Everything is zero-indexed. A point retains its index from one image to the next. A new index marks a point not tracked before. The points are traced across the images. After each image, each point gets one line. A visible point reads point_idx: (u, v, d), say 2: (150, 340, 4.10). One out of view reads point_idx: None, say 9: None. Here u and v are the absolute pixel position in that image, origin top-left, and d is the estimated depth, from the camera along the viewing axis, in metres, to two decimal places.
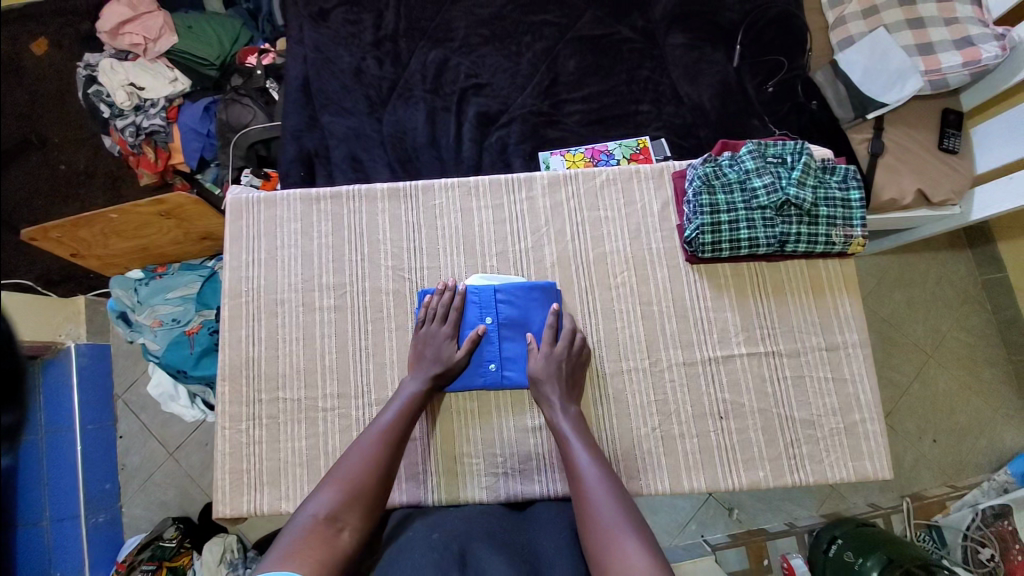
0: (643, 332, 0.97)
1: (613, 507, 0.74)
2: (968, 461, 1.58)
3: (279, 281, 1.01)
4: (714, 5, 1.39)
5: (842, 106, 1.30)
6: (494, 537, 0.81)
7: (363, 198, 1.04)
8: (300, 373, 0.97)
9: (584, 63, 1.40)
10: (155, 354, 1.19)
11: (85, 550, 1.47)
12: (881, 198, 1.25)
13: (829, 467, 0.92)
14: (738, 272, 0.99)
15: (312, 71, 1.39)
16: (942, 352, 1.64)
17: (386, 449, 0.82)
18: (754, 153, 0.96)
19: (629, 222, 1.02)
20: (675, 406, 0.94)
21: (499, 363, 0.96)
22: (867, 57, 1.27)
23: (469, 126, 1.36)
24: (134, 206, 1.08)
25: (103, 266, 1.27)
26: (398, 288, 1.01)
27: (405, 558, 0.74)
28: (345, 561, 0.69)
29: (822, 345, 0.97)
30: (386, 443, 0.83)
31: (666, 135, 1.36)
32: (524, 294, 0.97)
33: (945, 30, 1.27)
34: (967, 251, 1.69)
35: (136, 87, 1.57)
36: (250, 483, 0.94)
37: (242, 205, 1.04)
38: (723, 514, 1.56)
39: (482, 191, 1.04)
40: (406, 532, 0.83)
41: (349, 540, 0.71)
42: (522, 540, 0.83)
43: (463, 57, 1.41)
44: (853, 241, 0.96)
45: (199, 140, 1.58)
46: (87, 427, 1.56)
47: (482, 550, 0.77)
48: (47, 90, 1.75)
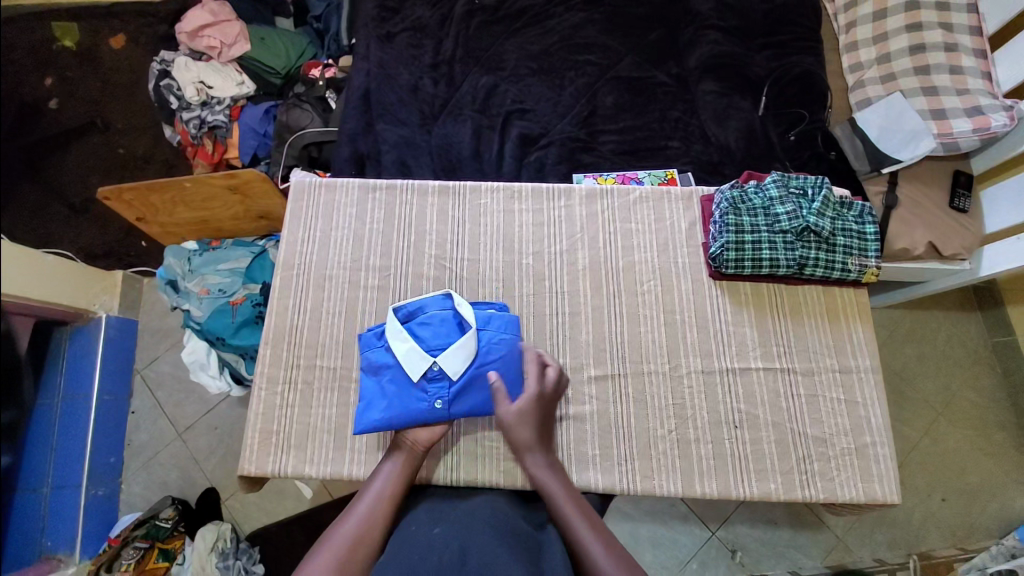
0: (664, 338, 1.11)
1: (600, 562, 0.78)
2: (978, 524, 1.56)
3: (329, 260, 1.16)
4: (743, 60, 1.53)
5: (859, 159, 1.39)
6: (495, 528, 0.83)
7: (415, 193, 1.21)
8: (339, 345, 1.10)
9: (621, 100, 1.52)
10: (197, 321, 1.30)
11: (80, 521, 1.42)
12: (893, 246, 1.31)
13: (839, 485, 1.03)
14: (758, 292, 1.14)
15: (373, 83, 1.52)
16: (951, 410, 1.65)
17: (382, 509, 0.88)
18: (778, 183, 1.13)
19: (657, 235, 1.19)
20: (692, 412, 1.06)
21: (444, 401, 0.99)
22: (883, 116, 1.38)
23: (511, 145, 1.47)
24: (211, 179, 1.26)
25: (163, 232, 1.46)
26: (439, 274, 1.16)
27: (405, 558, 0.76)
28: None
29: (836, 368, 1.10)
30: (380, 503, 0.89)
31: (693, 170, 1.46)
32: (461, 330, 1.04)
33: (957, 99, 1.36)
34: (977, 313, 1.74)
35: (205, 85, 1.70)
36: (277, 445, 1.04)
37: (305, 190, 1.21)
38: (725, 556, 1.49)
39: (525, 196, 1.21)
40: (410, 526, 0.86)
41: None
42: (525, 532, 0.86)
43: (511, 85, 1.54)
44: (868, 270, 1.12)
45: (255, 139, 1.71)
46: (104, 398, 1.53)
47: (483, 540, 0.79)
48: (118, 79, 1.87)
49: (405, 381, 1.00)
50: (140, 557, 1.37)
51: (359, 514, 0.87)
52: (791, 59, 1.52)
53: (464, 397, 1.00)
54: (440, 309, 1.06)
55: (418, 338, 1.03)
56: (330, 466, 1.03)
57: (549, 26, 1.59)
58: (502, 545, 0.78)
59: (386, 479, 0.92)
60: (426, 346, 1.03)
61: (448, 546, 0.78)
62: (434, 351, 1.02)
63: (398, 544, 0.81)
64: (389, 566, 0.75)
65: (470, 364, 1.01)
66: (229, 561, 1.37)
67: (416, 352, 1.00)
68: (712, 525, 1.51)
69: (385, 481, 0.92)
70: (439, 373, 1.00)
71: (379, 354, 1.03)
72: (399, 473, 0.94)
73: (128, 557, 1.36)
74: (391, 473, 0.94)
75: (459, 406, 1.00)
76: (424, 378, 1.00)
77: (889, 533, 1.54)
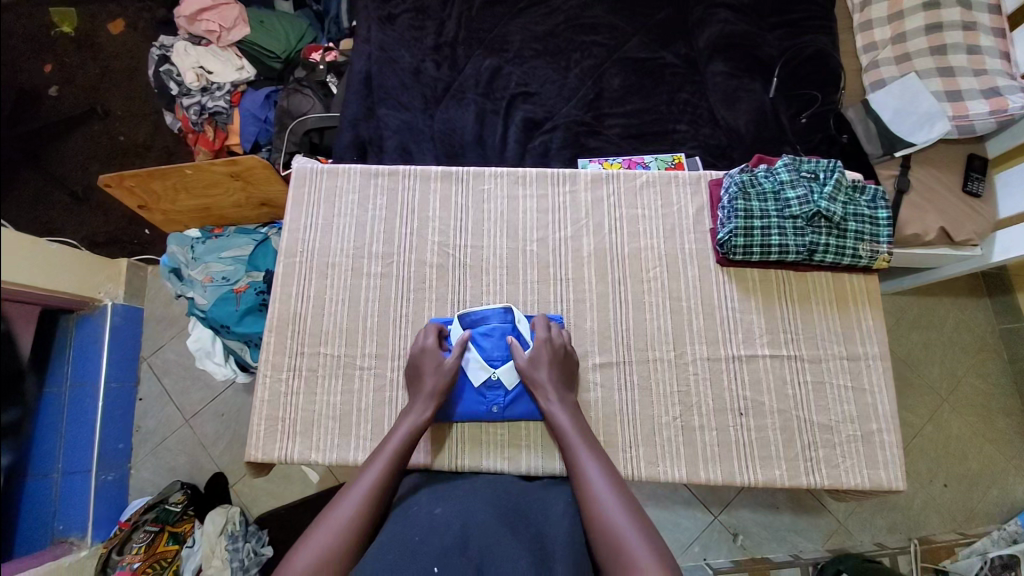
0: (671, 326, 1.10)
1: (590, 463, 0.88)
2: (980, 510, 1.56)
3: (332, 247, 1.15)
4: (754, 40, 1.48)
5: (872, 142, 1.35)
6: (496, 508, 0.84)
7: (418, 179, 1.19)
8: (342, 332, 1.10)
9: (628, 82, 1.48)
10: (201, 309, 1.30)
11: (92, 505, 1.45)
12: (904, 232, 1.29)
13: (844, 471, 1.03)
14: (765, 278, 1.13)
15: (375, 67, 1.49)
16: (957, 397, 1.64)
17: (377, 496, 0.84)
18: (789, 167, 1.10)
19: (664, 221, 1.17)
20: (697, 399, 1.06)
21: (502, 406, 1.04)
22: (898, 97, 1.33)
23: (515, 129, 1.44)
24: (211, 165, 1.25)
25: (165, 220, 1.46)
26: (442, 261, 1.15)
27: (407, 537, 0.77)
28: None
29: (844, 355, 1.09)
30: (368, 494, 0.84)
31: (700, 154, 1.43)
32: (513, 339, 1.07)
33: (974, 80, 1.32)
34: (986, 300, 1.71)
35: (205, 70, 1.67)
36: (283, 431, 1.05)
37: (307, 175, 1.20)
38: (726, 539, 1.50)
39: (530, 181, 1.19)
40: (410, 507, 0.87)
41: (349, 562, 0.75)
42: (524, 509, 0.88)
43: (515, 67, 1.50)
44: (878, 257, 1.10)
45: (256, 125, 1.68)
46: (112, 384, 1.54)
47: (483, 521, 0.80)
48: (117, 65, 1.84)
49: (466, 387, 1.05)
50: (150, 541, 1.39)
51: (355, 497, 0.82)
52: (804, 38, 1.48)
53: (520, 402, 1.04)
54: (499, 321, 1.07)
55: (479, 348, 1.06)
56: (336, 451, 1.04)
57: (554, 5, 1.55)
58: (501, 526, 0.79)
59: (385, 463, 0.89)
60: (488, 356, 1.05)
61: (450, 526, 0.78)
62: (494, 360, 1.05)
63: (396, 524, 0.82)
64: (391, 544, 0.76)
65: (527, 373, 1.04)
66: (239, 543, 1.39)
67: (477, 361, 1.04)
68: (713, 509, 1.52)
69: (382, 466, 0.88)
70: (497, 381, 1.04)
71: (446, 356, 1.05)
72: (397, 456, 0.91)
73: (139, 540, 1.38)
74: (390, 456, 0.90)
75: (515, 409, 1.05)
76: (483, 384, 1.04)
77: (890, 518, 1.55)
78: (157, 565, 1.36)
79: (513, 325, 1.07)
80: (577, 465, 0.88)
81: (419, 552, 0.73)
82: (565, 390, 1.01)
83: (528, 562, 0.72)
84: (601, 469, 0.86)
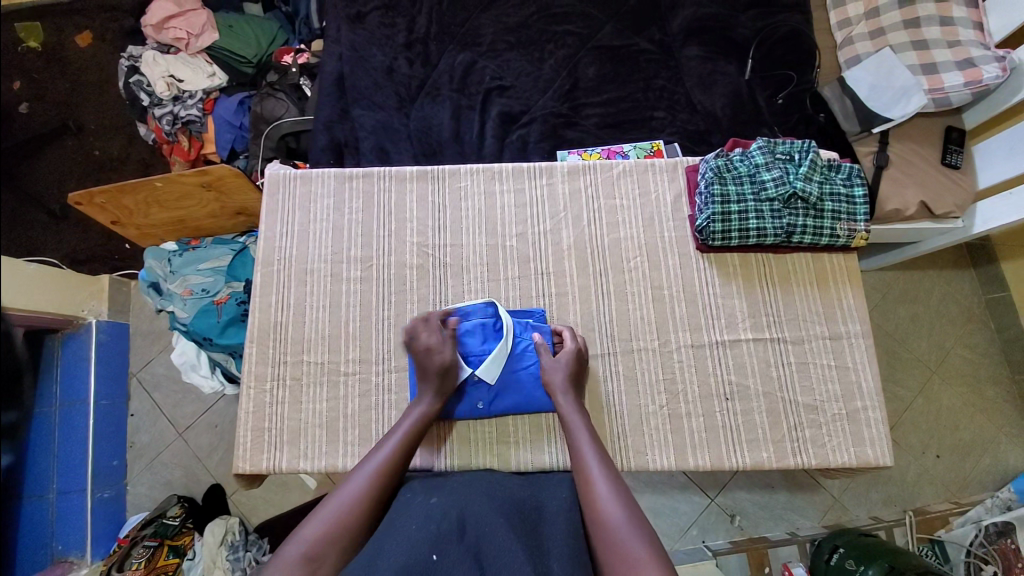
0: (654, 315, 1.10)
1: (588, 448, 0.91)
2: (972, 478, 1.58)
3: (309, 253, 1.14)
4: (728, 22, 1.47)
5: (849, 120, 1.33)
6: (490, 500, 0.84)
7: (393, 180, 1.18)
8: (325, 339, 1.09)
9: (603, 71, 1.47)
10: (183, 322, 1.29)
11: (89, 525, 1.43)
12: (884, 208, 1.29)
13: (831, 450, 1.04)
14: (745, 262, 1.13)
15: (347, 67, 1.46)
16: (945, 369, 1.66)
17: (370, 492, 0.84)
18: (763, 150, 1.10)
19: (643, 210, 1.17)
20: (683, 386, 1.06)
21: (488, 401, 1.04)
22: (874, 73, 1.32)
23: (492, 124, 1.43)
24: (180, 177, 1.23)
25: (140, 234, 1.44)
26: (422, 262, 1.14)
27: (400, 529, 0.77)
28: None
29: (827, 334, 1.10)
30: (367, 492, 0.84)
31: (679, 140, 1.42)
32: (493, 329, 1.07)
33: (948, 51, 1.31)
34: (970, 270, 1.73)
35: (175, 79, 1.63)
36: (270, 441, 1.05)
37: (281, 181, 1.18)
38: (724, 521, 1.52)
39: (506, 176, 1.18)
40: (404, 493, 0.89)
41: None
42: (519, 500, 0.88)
43: (489, 60, 1.48)
44: (856, 235, 1.10)
45: (231, 132, 1.64)
46: (101, 403, 1.52)
47: (478, 512, 0.80)
48: (86, 78, 1.80)
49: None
50: (149, 556, 1.39)
51: (348, 494, 0.83)
52: (777, 17, 1.47)
53: (506, 396, 1.04)
54: (481, 317, 1.08)
55: (459, 345, 1.05)
56: (324, 459, 1.04)
57: None
58: (497, 513, 0.81)
59: (369, 476, 0.86)
60: (466, 352, 1.06)
61: (445, 517, 0.79)
62: (473, 358, 1.05)
63: (393, 513, 0.83)
64: (387, 535, 0.76)
65: (507, 367, 1.04)
66: (240, 553, 1.39)
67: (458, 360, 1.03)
68: (710, 493, 1.54)
69: (366, 478, 0.86)
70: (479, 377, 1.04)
71: None
72: (384, 470, 0.88)
73: (138, 556, 1.38)
74: (374, 468, 0.87)
75: (501, 403, 1.05)
76: (465, 382, 1.04)
77: (884, 491, 1.57)
78: None
79: (496, 319, 1.08)
80: (576, 449, 0.92)
81: (415, 540, 0.74)
82: (579, 392, 1.01)
83: (524, 555, 0.72)
84: (595, 452, 0.90)
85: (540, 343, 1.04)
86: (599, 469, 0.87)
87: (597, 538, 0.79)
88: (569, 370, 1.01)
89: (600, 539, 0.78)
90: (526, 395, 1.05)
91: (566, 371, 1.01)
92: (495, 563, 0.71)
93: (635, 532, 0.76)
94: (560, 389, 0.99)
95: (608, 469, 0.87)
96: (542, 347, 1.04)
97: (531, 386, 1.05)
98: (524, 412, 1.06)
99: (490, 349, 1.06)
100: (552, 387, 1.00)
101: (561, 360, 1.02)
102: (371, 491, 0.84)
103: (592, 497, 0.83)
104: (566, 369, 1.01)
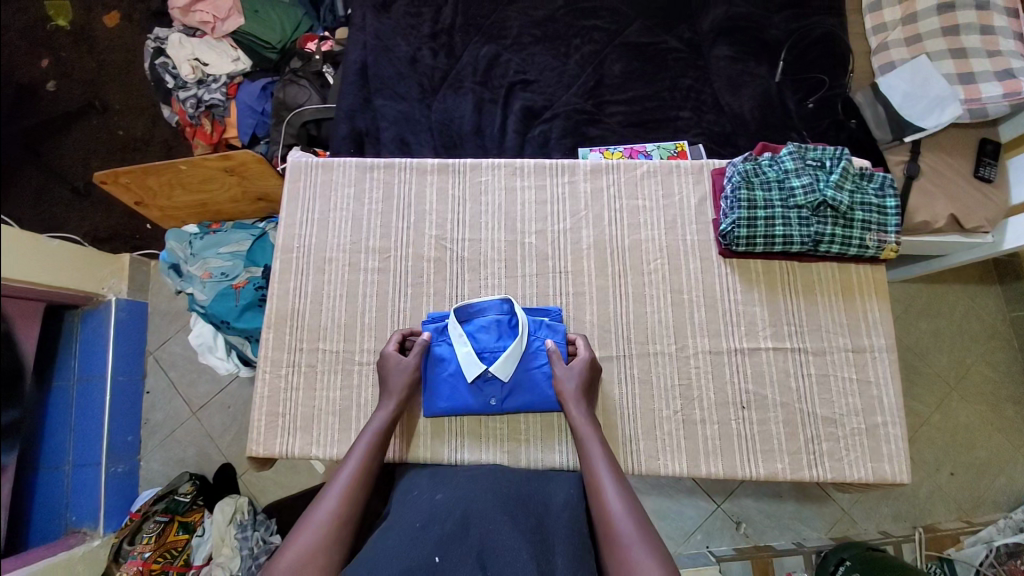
0: (672, 319, 1.09)
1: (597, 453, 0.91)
2: (987, 498, 1.55)
3: (329, 242, 1.15)
4: (760, 22, 1.44)
5: (881, 128, 1.31)
6: (497, 495, 0.84)
7: (415, 171, 1.18)
8: (341, 328, 1.10)
9: (629, 68, 1.45)
10: (201, 304, 1.31)
11: (103, 497, 1.46)
12: (913, 220, 1.25)
13: (848, 465, 1.02)
14: (768, 269, 1.11)
15: (371, 56, 1.45)
16: (965, 386, 1.62)
17: (351, 496, 0.85)
18: (793, 155, 1.08)
19: (666, 212, 1.15)
20: (698, 393, 1.05)
21: (499, 398, 1.03)
22: (908, 81, 1.28)
23: (514, 118, 1.41)
24: (204, 160, 1.24)
25: (162, 215, 1.46)
26: (440, 255, 1.14)
27: (406, 526, 0.78)
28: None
29: (849, 347, 1.08)
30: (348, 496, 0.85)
31: (704, 142, 1.40)
32: (508, 327, 1.05)
33: (988, 61, 1.27)
34: (997, 287, 1.68)
35: (200, 62, 1.64)
36: (283, 426, 1.06)
37: (303, 168, 1.18)
38: (730, 527, 1.51)
39: (528, 172, 1.17)
40: (411, 493, 0.90)
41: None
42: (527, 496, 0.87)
43: (514, 54, 1.47)
44: (886, 247, 1.07)
45: (254, 118, 1.65)
46: (118, 378, 1.55)
47: (483, 508, 0.80)
48: (113, 58, 1.82)
49: (461, 382, 1.04)
50: (160, 531, 1.40)
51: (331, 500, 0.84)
52: (811, 19, 1.43)
53: (518, 394, 1.03)
54: (496, 313, 1.06)
55: (474, 341, 1.04)
56: (336, 446, 1.05)
57: None
58: (499, 510, 0.80)
59: (344, 486, 0.86)
60: (480, 348, 1.04)
61: (451, 514, 0.79)
62: (487, 354, 1.04)
63: (399, 511, 0.84)
64: (393, 534, 0.77)
65: (520, 368, 1.04)
66: (248, 532, 1.41)
67: (473, 356, 1.02)
68: (717, 498, 1.52)
69: (346, 484, 0.87)
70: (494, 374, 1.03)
71: (442, 349, 1.05)
72: (358, 476, 0.88)
73: (150, 530, 1.40)
74: (348, 478, 0.88)
75: (513, 402, 1.04)
76: (478, 378, 1.03)
77: (895, 507, 1.54)
78: (167, 555, 1.38)
79: (511, 316, 1.06)
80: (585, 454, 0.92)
81: (420, 537, 0.75)
82: (591, 404, 1.00)
83: (530, 556, 0.72)
84: (604, 457, 0.90)
85: (553, 350, 1.03)
86: (608, 474, 0.87)
87: (604, 545, 0.79)
88: (582, 378, 1.00)
89: (607, 546, 0.79)
90: (539, 394, 1.04)
91: (579, 379, 1.00)
92: (498, 562, 0.71)
93: (642, 539, 0.77)
94: (573, 399, 0.98)
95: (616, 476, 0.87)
96: (556, 355, 1.02)
97: (545, 385, 1.04)
98: (535, 411, 1.05)
99: (505, 347, 1.04)
100: (565, 396, 0.99)
101: (574, 370, 1.01)
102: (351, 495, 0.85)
103: (601, 502, 0.84)
104: (580, 380, 1.00)
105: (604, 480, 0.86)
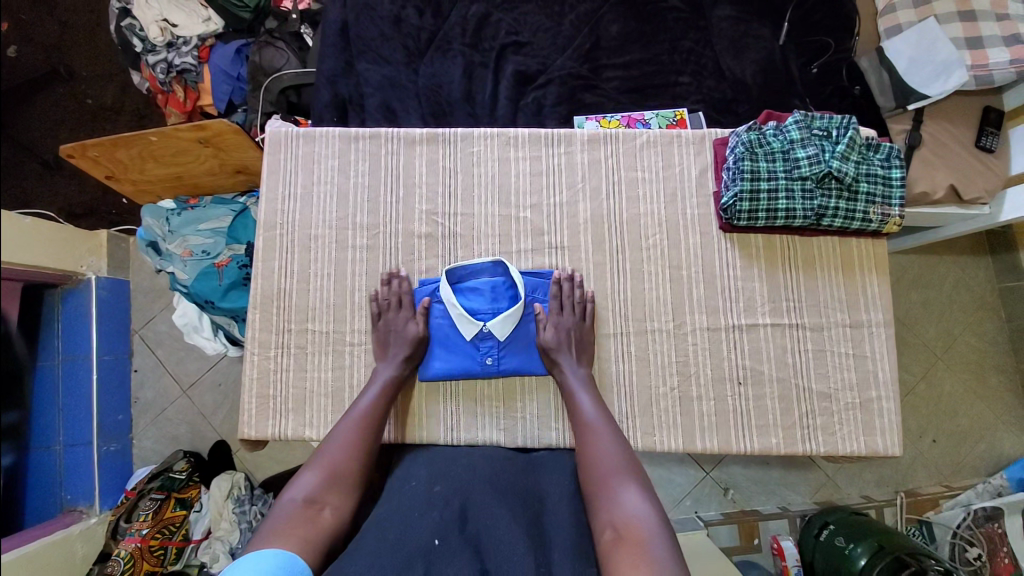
0: (670, 296, 1.07)
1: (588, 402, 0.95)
2: (966, 464, 1.60)
3: (314, 218, 1.10)
4: None
5: (885, 94, 1.26)
6: (494, 483, 0.84)
7: (403, 142, 1.12)
8: (330, 308, 1.06)
9: (627, 28, 1.36)
10: (183, 284, 1.26)
11: (97, 477, 1.45)
12: (912, 190, 1.22)
13: (841, 438, 1.04)
14: (769, 245, 1.09)
15: (351, 15, 1.35)
16: (951, 355, 1.65)
17: (361, 443, 0.89)
18: (800, 124, 1.04)
19: (665, 184, 1.11)
20: (695, 369, 1.05)
21: (496, 356, 1.03)
22: (914, 46, 1.22)
23: (506, 84, 1.34)
24: (176, 131, 1.16)
25: (136, 190, 1.39)
26: (431, 231, 1.09)
27: (399, 517, 0.77)
28: (330, 534, 0.77)
29: (847, 322, 1.07)
30: (357, 445, 0.89)
31: (704, 109, 1.33)
32: (505, 290, 1.05)
33: (996, 25, 1.21)
34: (987, 258, 1.68)
35: (169, 23, 1.51)
36: (275, 408, 1.04)
37: (284, 139, 1.12)
38: (718, 494, 1.55)
39: (522, 142, 1.12)
40: (407, 481, 0.88)
41: (331, 517, 0.79)
42: (524, 487, 0.87)
43: (505, 13, 1.37)
44: (889, 220, 1.05)
45: (229, 83, 1.54)
46: (104, 357, 1.51)
47: (481, 500, 0.80)
48: (74, 18, 1.68)
49: (460, 343, 1.04)
50: (156, 508, 1.38)
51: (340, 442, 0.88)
52: None
53: (514, 354, 1.03)
54: (490, 276, 1.05)
55: (466, 302, 1.04)
56: (330, 428, 1.04)
57: None
58: (500, 504, 0.79)
59: (350, 430, 0.90)
60: (472, 309, 1.04)
61: (449, 506, 0.78)
62: (482, 314, 1.04)
63: (393, 501, 0.82)
64: (389, 521, 0.76)
65: (518, 325, 1.04)
66: (246, 507, 1.42)
67: (466, 316, 1.01)
68: (706, 466, 1.56)
69: (351, 431, 0.90)
70: (490, 334, 1.03)
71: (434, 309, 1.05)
72: (365, 424, 0.91)
73: (145, 508, 1.38)
74: (355, 422, 0.91)
75: (509, 362, 1.04)
76: (475, 337, 1.03)
77: (877, 472, 1.59)
78: (166, 530, 1.37)
79: (505, 278, 1.05)
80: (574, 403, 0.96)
81: (417, 529, 0.74)
82: (584, 360, 1.02)
83: (528, 547, 0.72)
84: (592, 401, 0.95)
85: (541, 313, 1.04)
86: (598, 421, 0.92)
87: (588, 485, 0.84)
88: (569, 336, 1.01)
89: (590, 497, 0.82)
90: (530, 353, 1.04)
91: (564, 336, 1.01)
92: (497, 558, 0.70)
93: (629, 480, 0.81)
94: (562, 352, 1.00)
95: (603, 417, 0.92)
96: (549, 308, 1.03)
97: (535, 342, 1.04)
98: (527, 374, 1.05)
99: (502, 310, 1.04)
100: (554, 347, 1.00)
101: (563, 321, 1.02)
102: (363, 435, 0.90)
103: (591, 446, 0.88)
104: (566, 335, 1.01)
105: (597, 435, 0.89)
